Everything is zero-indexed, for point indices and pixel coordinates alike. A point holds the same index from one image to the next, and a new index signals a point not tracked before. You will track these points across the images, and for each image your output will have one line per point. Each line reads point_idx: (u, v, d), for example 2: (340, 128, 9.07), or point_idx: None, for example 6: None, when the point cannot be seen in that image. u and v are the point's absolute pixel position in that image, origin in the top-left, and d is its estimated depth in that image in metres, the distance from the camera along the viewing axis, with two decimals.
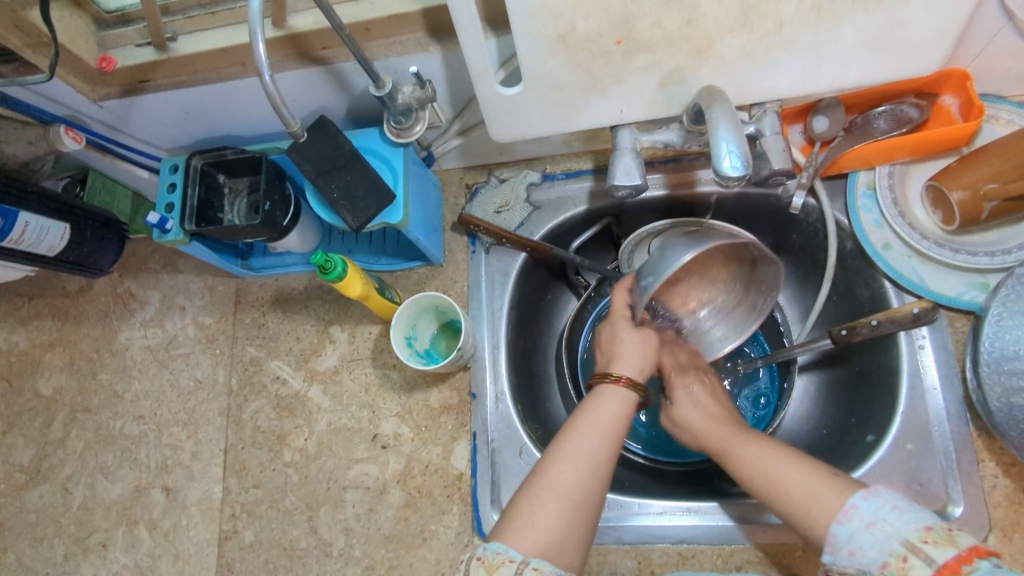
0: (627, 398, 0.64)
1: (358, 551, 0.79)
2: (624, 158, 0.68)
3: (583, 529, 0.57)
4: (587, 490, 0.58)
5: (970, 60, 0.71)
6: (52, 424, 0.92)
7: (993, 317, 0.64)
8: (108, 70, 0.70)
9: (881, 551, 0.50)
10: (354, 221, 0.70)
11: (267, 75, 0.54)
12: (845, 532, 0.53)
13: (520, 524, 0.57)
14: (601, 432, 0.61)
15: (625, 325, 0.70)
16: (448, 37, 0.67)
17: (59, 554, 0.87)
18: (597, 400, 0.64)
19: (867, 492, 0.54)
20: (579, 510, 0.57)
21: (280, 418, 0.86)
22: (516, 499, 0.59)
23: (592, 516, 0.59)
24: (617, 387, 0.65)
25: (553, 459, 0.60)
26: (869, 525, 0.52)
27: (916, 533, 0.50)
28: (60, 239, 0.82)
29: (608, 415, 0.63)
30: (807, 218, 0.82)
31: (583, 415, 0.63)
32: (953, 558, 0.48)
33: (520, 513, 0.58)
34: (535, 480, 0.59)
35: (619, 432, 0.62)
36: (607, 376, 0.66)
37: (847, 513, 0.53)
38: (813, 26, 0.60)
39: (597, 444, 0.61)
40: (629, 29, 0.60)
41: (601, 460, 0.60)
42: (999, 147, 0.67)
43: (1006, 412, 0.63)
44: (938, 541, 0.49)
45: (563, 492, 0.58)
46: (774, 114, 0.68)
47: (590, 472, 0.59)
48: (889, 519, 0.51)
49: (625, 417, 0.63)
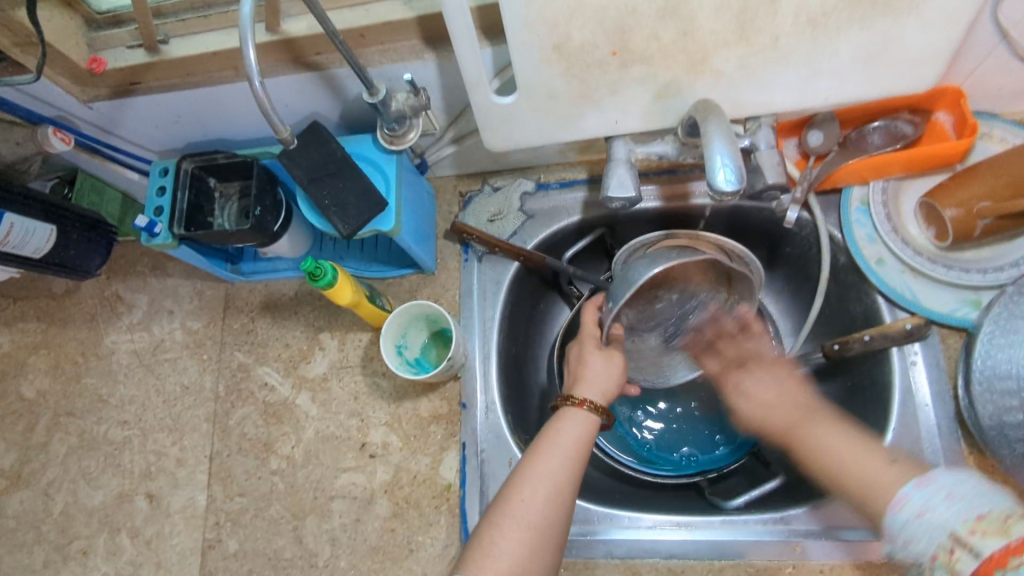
0: (588, 421, 0.65)
1: (344, 562, 0.78)
2: (619, 169, 0.68)
3: (547, 554, 0.57)
4: (549, 515, 0.58)
5: (964, 77, 0.71)
6: (34, 428, 0.90)
7: (986, 335, 0.64)
8: (98, 71, 0.68)
9: (929, 540, 0.50)
10: (344, 228, 0.69)
11: (258, 80, 0.53)
12: (898, 520, 0.53)
13: (484, 553, 0.56)
14: (566, 457, 0.62)
15: (591, 345, 0.72)
16: (443, 45, 0.67)
17: (38, 561, 0.85)
18: (559, 425, 0.65)
19: (922, 480, 0.53)
20: (543, 537, 0.57)
21: (266, 425, 0.85)
22: (479, 531, 0.58)
23: (557, 540, 0.59)
24: (580, 410, 0.66)
25: (518, 484, 0.60)
26: (920, 514, 0.51)
27: (965, 524, 0.48)
28: (46, 240, 0.81)
29: (570, 439, 0.64)
30: (800, 233, 0.82)
31: (546, 440, 0.63)
32: (1000, 551, 0.45)
33: (485, 540, 0.57)
34: (499, 508, 0.59)
35: (581, 455, 0.63)
36: (568, 398, 0.67)
37: (900, 503, 0.53)
38: (809, 42, 0.60)
39: (562, 469, 0.61)
40: (625, 41, 0.59)
41: (565, 485, 0.60)
42: (991, 166, 0.67)
43: (997, 430, 0.62)
44: (988, 532, 0.47)
45: (527, 519, 0.58)
46: (769, 128, 0.68)
47: (551, 497, 0.59)
48: (940, 508, 0.50)
49: (587, 440, 0.64)
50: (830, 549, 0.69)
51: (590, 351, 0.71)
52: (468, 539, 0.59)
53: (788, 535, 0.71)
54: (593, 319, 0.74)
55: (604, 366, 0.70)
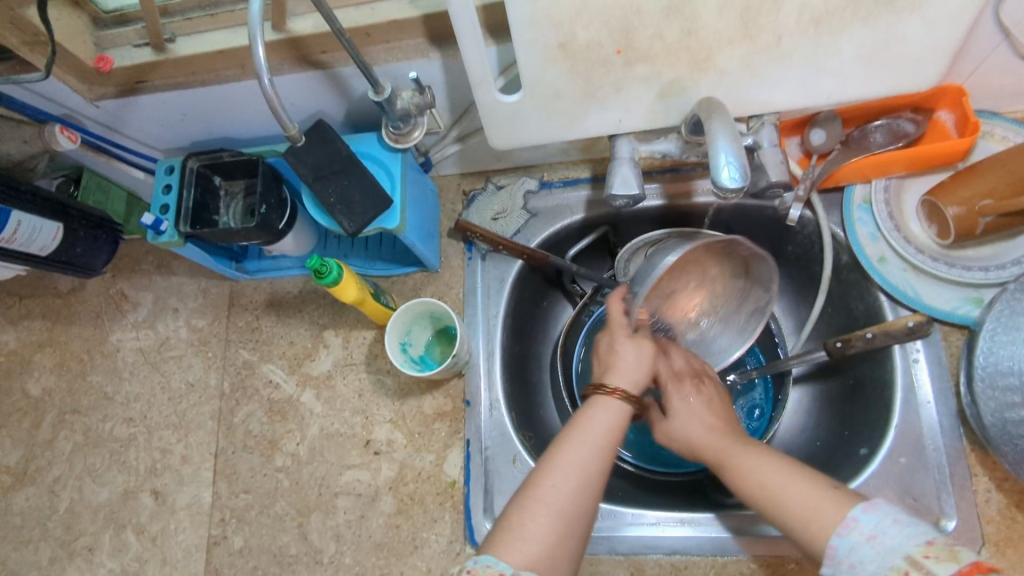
0: (620, 410, 0.63)
1: (348, 558, 0.78)
2: (623, 167, 0.68)
3: (574, 540, 0.58)
4: (579, 501, 0.58)
5: (967, 76, 0.72)
6: (40, 426, 0.91)
7: (988, 332, 0.65)
8: (105, 69, 0.70)
9: (880, 565, 0.49)
10: (349, 225, 0.70)
11: (266, 78, 0.54)
12: (844, 544, 0.51)
13: (512, 536, 0.56)
14: (596, 445, 0.61)
15: (622, 333, 0.67)
16: (448, 44, 0.67)
17: (44, 558, 0.86)
18: (590, 412, 0.63)
19: (869, 504, 0.52)
20: (571, 522, 0.58)
21: (271, 423, 0.85)
22: (507, 514, 0.58)
23: (584, 525, 0.59)
24: (611, 399, 0.64)
25: (548, 470, 0.60)
26: (869, 538, 0.50)
27: (917, 548, 0.48)
28: (52, 238, 0.81)
29: (602, 426, 0.62)
30: (802, 231, 0.83)
31: (578, 426, 0.62)
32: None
33: (512, 524, 0.57)
34: (528, 493, 0.59)
35: (613, 444, 0.62)
36: (601, 387, 0.64)
37: (848, 526, 0.51)
38: (812, 41, 0.60)
39: (593, 457, 0.60)
40: (629, 40, 0.60)
41: (596, 472, 0.60)
42: (993, 164, 0.68)
43: (999, 427, 0.63)
44: (940, 557, 0.47)
45: (555, 505, 0.58)
46: (772, 126, 0.69)
47: (582, 483, 0.59)
48: (889, 533, 0.49)
49: (620, 428, 0.63)
50: None
51: (619, 339, 0.67)
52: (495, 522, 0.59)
53: None
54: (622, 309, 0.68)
55: (635, 354, 0.66)
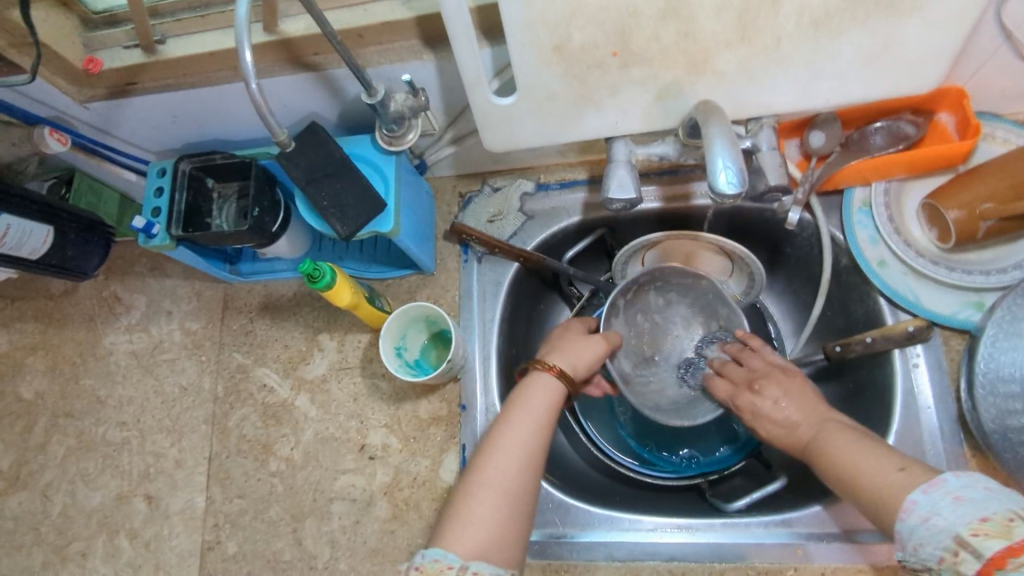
0: (554, 385, 0.66)
1: (343, 564, 0.78)
2: (620, 170, 0.67)
3: (522, 522, 0.57)
4: (522, 482, 0.58)
5: (967, 78, 0.71)
6: (32, 430, 0.90)
7: (989, 338, 0.64)
8: (94, 71, 0.68)
9: (934, 545, 0.47)
10: (343, 229, 0.69)
11: (253, 82, 0.53)
12: (906, 527, 0.49)
13: (460, 523, 0.56)
14: (536, 422, 0.62)
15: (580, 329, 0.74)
16: (442, 46, 0.66)
17: (37, 563, 0.85)
18: (526, 392, 0.65)
19: (928, 483, 0.50)
20: (517, 502, 0.57)
21: (265, 427, 0.84)
22: (454, 500, 0.58)
23: (529, 508, 0.58)
24: (546, 376, 0.66)
25: (489, 453, 0.60)
26: (924, 519, 0.48)
27: (967, 526, 0.46)
28: (43, 242, 0.80)
29: (539, 405, 0.64)
30: (801, 234, 0.82)
31: (515, 407, 0.64)
32: (1002, 552, 0.44)
33: (461, 508, 0.57)
34: (473, 475, 0.59)
35: (550, 419, 0.63)
36: (537, 364, 0.67)
37: (907, 509, 0.49)
38: (811, 42, 0.59)
39: (532, 435, 0.61)
40: (625, 42, 0.59)
41: (536, 451, 0.61)
42: (995, 167, 0.67)
43: (1001, 434, 0.62)
44: (991, 533, 0.45)
45: (501, 485, 0.58)
46: (771, 129, 0.68)
47: (522, 461, 0.59)
48: (944, 512, 0.47)
49: (555, 404, 0.64)
50: (834, 551, 0.69)
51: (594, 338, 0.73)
52: (443, 510, 0.58)
53: (791, 538, 0.71)
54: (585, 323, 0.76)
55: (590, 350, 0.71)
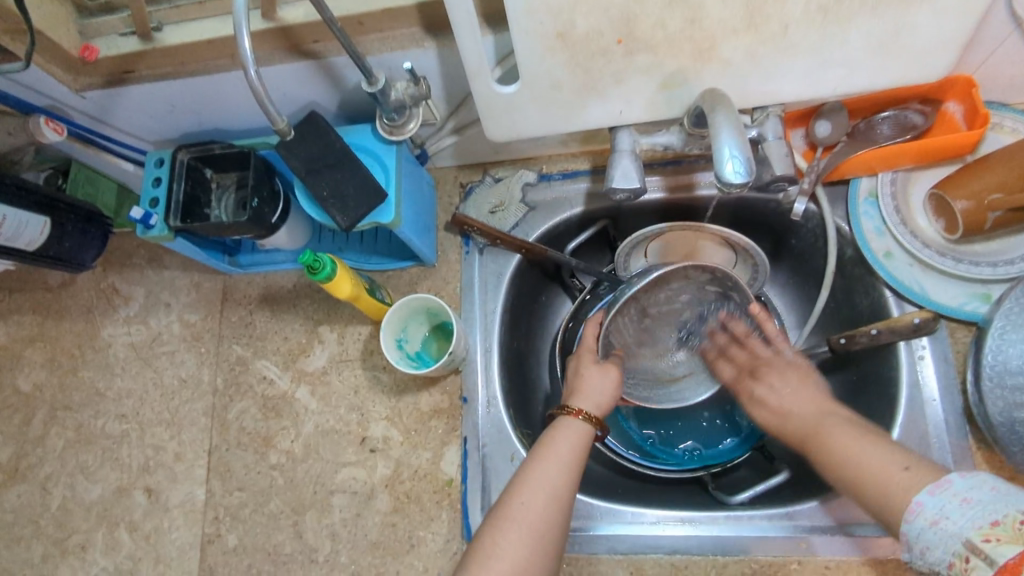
0: (583, 427, 0.65)
1: (344, 557, 0.77)
2: (624, 160, 0.67)
3: (547, 559, 0.56)
4: (549, 519, 0.58)
5: (976, 67, 0.70)
6: (31, 422, 0.89)
7: (997, 330, 0.63)
8: (90, 59, 0.67)
9: (943, 550, 0.47)
10: (343, 220, 0.68)
11: (252, 70, 0.52)
12: (913, 529, 0.49)
13: (487, 557, 0.55)
14: (563, 464, 0.61)
15: (588, 359, 0.73)
16: (444, 33, 0.65)
17: (37, 555, 0.85)
18: (555, 433, 0.64)
19: (934, 486, 0.50)
20: (543, 540, 0.57)
21: (265, 419, 0.84)
22: (478, 535, 0.57)
23: (556, 545, 0.58)
24: (574, 419, 0.65)
25: (516, 492, 0.59)
26: (933, 522, 0.48)
27: (977, 532, 0.46)
28: (39, 233, 0.80)
29: (566, 446, 0.63)
30: (806, 225, 0.81)
31: (543, 447, 0.63)
32: (1017, 559, 0.44)
33: (486, 543, 0.57)
34: (500, 511, 0.58)
35: (578, 460, 0.62)
36: (564, 407, 0.66)
37: (914, 511, 0.50)
38: (819, 29, 0.58)
39: (557, 476, 0.60)
40: (630, 29, 0.58)
41: (561, 491, 0.60)
42: (1004, 156, 0.66)
43: (1008, 427, 0.61)
44: (1002, 539, 0.45)
45: (526, 523, 0.57)
46: (777, 118, 0.67)
47: (549, 501, 0.59)
48: (953, 516, 0.47)
49: (582, 445, 0.63)
50: (837, 545, 0.69)
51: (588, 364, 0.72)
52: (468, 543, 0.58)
53: (794, 531, 0.70)
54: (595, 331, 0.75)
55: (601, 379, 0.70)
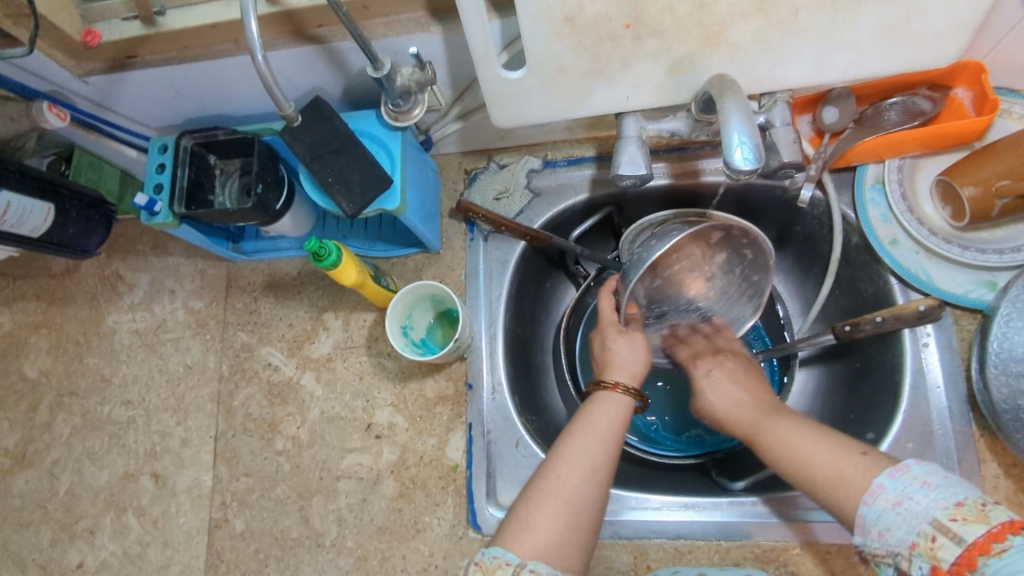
0: (622, 402, 0.65)
1: (351, 542, 0.78)
2: (630, 147, 0.66)
3: (584, 531, 0.57)
4: (586, 491, 0.58)
5: (986, 52, 0.69)
6: (37, 409, 0.90)
7: (1003, 317, 0.63)
8: (93, 44, 0.67)
9: (908, 530, 0.48)
10: (348, 207, 0.68)
11: (259, 54, 0.53)
12: (873, 512, 0.50)
13: (521, 526, 0.56)
14: (602, 436, 0.61)
15: (613, 331, 0.73)
16: (450, 17, 0.65)
17: (45, 540, 0.85)
18: (593, 406, 0.65)
19: (894, 469, 0.51)
20: (580, 512, 0.57)
21: (271, 406, 0.84)
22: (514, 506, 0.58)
23: (593, 519, 0.58)
24: (613, 392, 0.66)
25: (553, 463, 0.60)
26: (896, 504, 0.49)
27: (944, 511, 0.48)
28: (43, 219, 0.79)
29: (605, 420, 0.63)
30: (812, 212, 0.81)
31: (582, 420, 0.63)
32: (984, 537, 0.46)
33: (521, 514, 0.57)
34: (536, 482, 0.59)
35: (617, 434, 0.62)
36: (601, 383, 0.67)
37: (874, 493, 0.51)
38: (829, 14, 0.58)
39: (597, 449, 0.61)
40: (638, 13, 0.57)
41: (600, 465, 0.60)
42: (1011, 143, 0.66)
43: (1012, 414, 0.62)
44: (968, 518, 0.47)
45: (562, 494, 0.57)
46: (785, 104, 0.67)
47: (588, 473, 0.59)
48: (917, 497, 0.49)
49: (621, 420, 0.64)
50: (838, 530, 0.69)
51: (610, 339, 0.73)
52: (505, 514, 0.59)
53: (796, 517, 0.71)
54: (611, 305, 0.76)
55: (628, 348, 0.71)
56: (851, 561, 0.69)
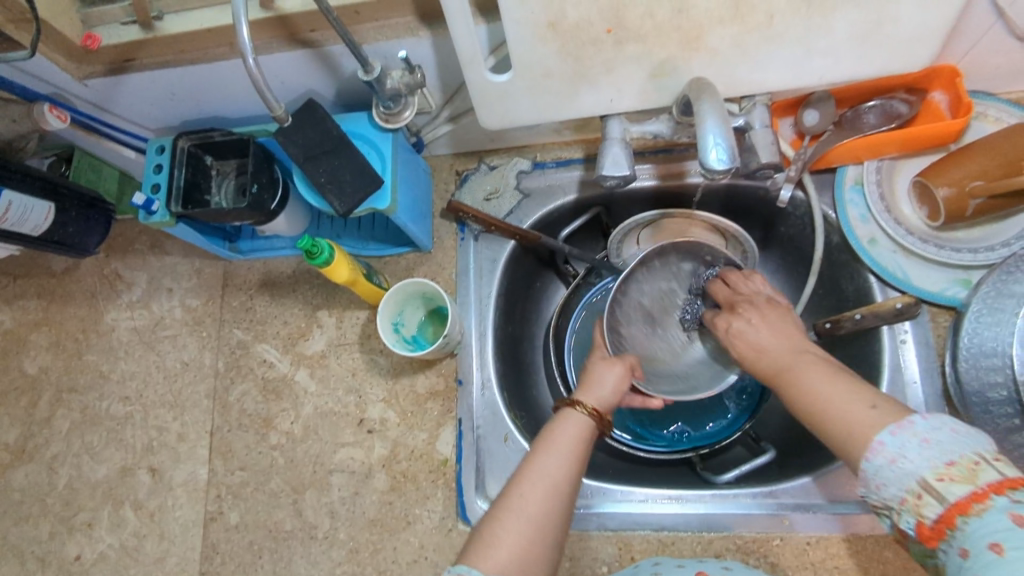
0: (587, 417, 0.64)
1: (343, 534, 0.80)
2: (614, 148, 0.68)
3: (548, 549, 0.55)
4: (551, 508, 0.56)
5: (960, 57, 0.71)
6: (37, 404, 0.91)
7: (973, 314, 0.65)
8: (92, 47, 0.69)
9: (898, 486, 0.45)
10: (340, 206, 0.70)
11: (250, 57, 0.55)
12: (869, 466, 0.47)
13: (486, 544, 0.54)
14: (564, 452, 0.60)
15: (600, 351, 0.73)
16: (438, 22, 0.67)
17: (44, 533, 0.87)
18: (555, 423, 0.63)
19: (898, 423, 0.47)
20: (543, 530, 0.55)
21: (265, 401, 0.86)
22: (478, 524, 0.56)
23: (557, 537, 0.56)
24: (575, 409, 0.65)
25: (516, 481, 0.58)
26: (892, 460, 0.46)
27: (934, 470, 0.44)
28: (44, 218, 0.81)
29: (567, 437, 0.62)
30: (794, 213, 0.83)
31: (544, 436, 0.62)
32: (966, 497, 0.43)
33: (485, 533, 0.56)
34: (498, 502, 0.57)
35: (579, 451, 0.61)
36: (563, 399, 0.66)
37: (875, 448, 0.47)
38: (802, 19, 0.60)
39: (558, 465, 0.59)
40: (619, 18, 0.59)
41: (562, 482, 0.58)
42: (984, 146, 0.68)
43: (982, 406, 0.63)
44: (956, 479, 0.43)
45: (526, 512, 0.56)
46: (764, 107, 0.68)
47: (551, 491, 0.57)
48: (912, 455, 0.45)
49: (585, 437, 0.62)
50: (816, 521, 0.71)
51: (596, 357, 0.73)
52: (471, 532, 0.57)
53: (777, 509, 0.73)
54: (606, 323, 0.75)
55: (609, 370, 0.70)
56: (830, 552, 0.70)
